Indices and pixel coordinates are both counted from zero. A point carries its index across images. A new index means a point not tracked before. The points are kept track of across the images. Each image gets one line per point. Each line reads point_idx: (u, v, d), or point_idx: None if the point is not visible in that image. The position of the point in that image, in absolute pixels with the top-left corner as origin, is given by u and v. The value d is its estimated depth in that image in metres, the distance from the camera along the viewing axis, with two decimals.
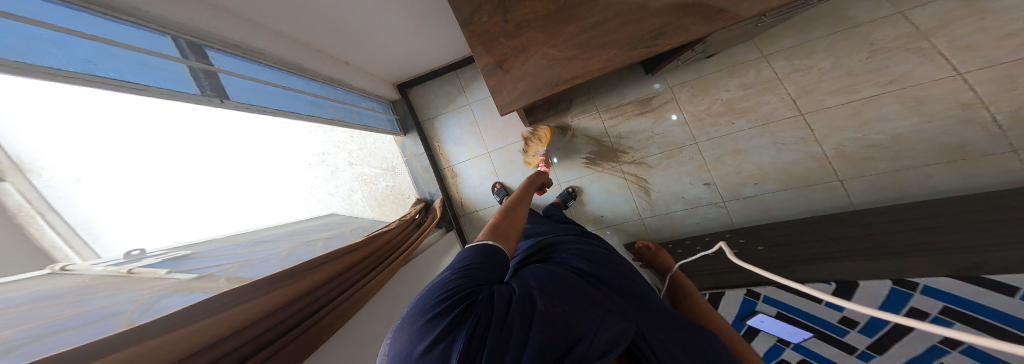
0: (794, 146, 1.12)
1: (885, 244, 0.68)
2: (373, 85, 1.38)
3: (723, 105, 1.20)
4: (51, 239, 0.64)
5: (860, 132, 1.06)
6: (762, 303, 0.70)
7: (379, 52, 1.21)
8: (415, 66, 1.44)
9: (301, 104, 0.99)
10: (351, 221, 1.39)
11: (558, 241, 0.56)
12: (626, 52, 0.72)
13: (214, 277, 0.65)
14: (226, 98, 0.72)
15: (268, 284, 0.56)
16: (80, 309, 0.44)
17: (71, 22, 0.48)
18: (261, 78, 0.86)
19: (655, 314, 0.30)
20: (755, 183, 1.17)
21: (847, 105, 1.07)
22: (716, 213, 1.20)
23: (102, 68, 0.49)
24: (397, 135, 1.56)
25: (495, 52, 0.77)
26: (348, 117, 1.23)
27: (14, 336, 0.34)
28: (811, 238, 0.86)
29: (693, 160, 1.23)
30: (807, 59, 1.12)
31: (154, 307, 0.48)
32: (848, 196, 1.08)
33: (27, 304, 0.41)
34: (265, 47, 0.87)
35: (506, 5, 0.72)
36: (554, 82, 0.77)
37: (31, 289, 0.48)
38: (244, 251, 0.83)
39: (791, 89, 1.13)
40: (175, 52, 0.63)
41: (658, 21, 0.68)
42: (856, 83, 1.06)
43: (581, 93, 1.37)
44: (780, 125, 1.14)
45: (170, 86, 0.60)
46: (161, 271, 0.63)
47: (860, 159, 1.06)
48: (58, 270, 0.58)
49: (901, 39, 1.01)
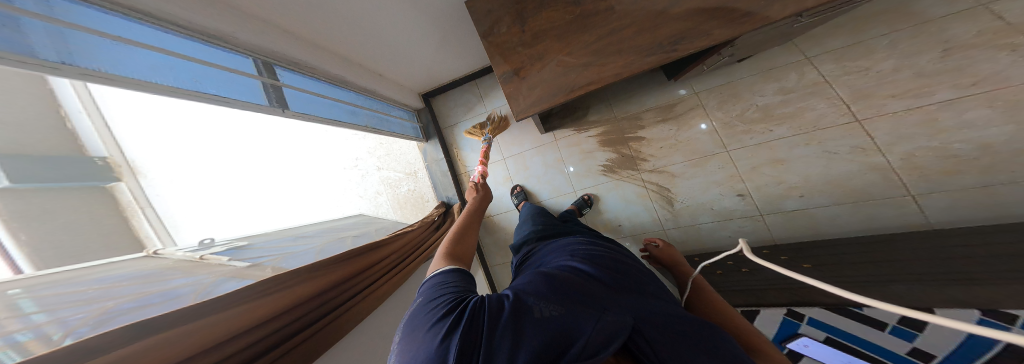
0: (849, 156, 0.99)
1: (962, 270, 0.58)
2: (401, 95, 1.49)
3: (758, 111, 1.12)
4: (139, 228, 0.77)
5: (934, 141, 0.91)
6: (807, 326, 0.62)
7: (405, 65, 1.31)
8: (439, 76, 1.53)
9: (341, 113, 1.10)
10: (377, 221, 1.48)
11: (564, 242, 0.54)
12: (644, 57, 0.70)
13: (263, 266, 0.73)
14: (287, 108, 0.84)
15: (307, 271, 0.62)
16: (160, 288, 0.52)
17: (186, 49, 0.61)
18: (313, 91, 0.98)
19: (656, 314, 0.30)
20: (800, 196, 1.05)
21: (916, 111, 0.93)
22: (753, 226, 1.10)
23: (201, 84, 0.62)
24: (420, 142, 1.66)
25: (512, 60, 0.80)
26: (380, 125, 1.34)
27: (106, 308, 0.41)
28: (866, 259, 0.75)
29: (724, 169, 1.14)
30: (860, 60, 1.01)
31: (213, 289, 0.54)
32: (922, 212, 0.93)
33: (111, 282, 0.50)
34: (320, 66, 0.99)
35: (525, 16, 0.76)
36: (569, 88, 0.77)
37: (128, 269, 0.58)
38: (287, 244, 0.92)
39: (842, 93, 1.02)
40: (253, 70, 0.76)
41: (679, 26, 0.67)
42: (926, 85, 0.93)
43: (599, 101, 1.36)
44: (828, 133, 1.02)
45: (248, 99, 0.72)
46: (225, 258, 0.72)
47: (933, 171, 0.91)
48: (150, 253, 0.71)
49: (985, 34, 0.88)
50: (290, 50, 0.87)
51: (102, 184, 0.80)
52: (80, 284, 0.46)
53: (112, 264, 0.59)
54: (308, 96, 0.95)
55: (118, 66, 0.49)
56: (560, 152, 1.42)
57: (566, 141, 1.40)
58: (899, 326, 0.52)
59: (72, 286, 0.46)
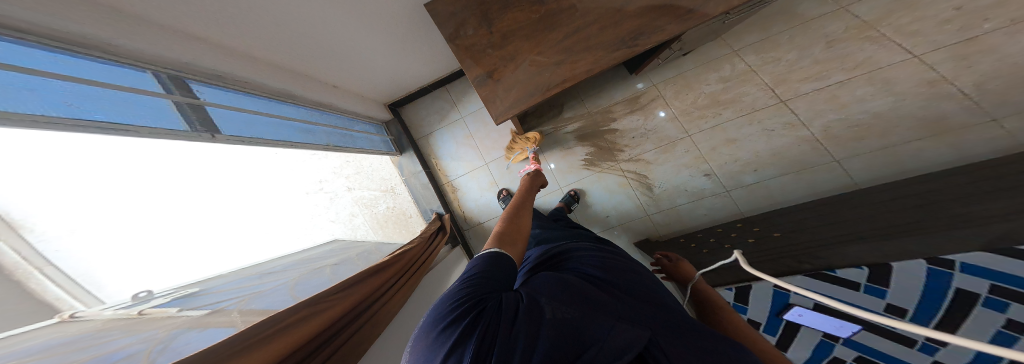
0: (784, 132, 1.12)
1: (882, 223, 0.69)
2: (364, 107, 1.43)
3: (707, 98, 1.22)
4: (53, 290, 0.65)
5: (841, 114, 1.06)
6: (795, 294, 0.68)
7: (361, 74, 1.26)
8: (404, 84, 1.49)
9: (293, 132, 1.04)
10: (359, 244, 1.39)
11: (572, 248, 0.54)
12: (611, 53, 0.73)
13: (228, 310, 0.64)
14: (217, 133, 0.73)
15: (311, 304, 0.59)
16: (101, 351, 0.44)
17: (82, 72, 0.51)
18: (246, 108, 0.87)
19: (671, 320, 0.29)
20: (754, 170, 1.15)
21: (823, 91, 1.08)
22: (722, 202, 1.18)
23: (83, 110, 0.48)
24: (394, 155, 1.60)
25: (484, 63, 0.80)
26: (342, 141, 1.27)
27: None
28: (814, 224, 0.85)
29: (689, 152, 1.23)
30: (773, 52, 1.16)
31: (173, 345, 0.48)
32: (848, 175, 1.04)
33: (35, 353, 0.41)
34: (253, 78, 0.91)
35: (490, 17, 0.77)
36: (545, 86, 0.78)
37: (42, 339, 0.47)
38: (250, 284, 0.81)
39: (767, 80, 1.15)
40: (157, 87, 0.63)
41: (635, 22, 0.71)
42: (822, 71, 1.09)
43: (571, 97, 1.41)
44: (765, 112, 1.15)
45: (161, 125, 0.60)
46: (172, 309, 0.62)
47: (848, 139, 1.04)
48: (65, 318, 0.58)
49: (852, 30, 1.06)
50: (205, 60, 0.75)
51: (4, 238, 0.67)
52: (1, 358, 0.39)
53: (25, 333, 0.49)
54: (245, 115, 0.85)
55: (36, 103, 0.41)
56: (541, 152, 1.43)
57: (546, 139, 1.43)
58: (871, 286, 0.58)
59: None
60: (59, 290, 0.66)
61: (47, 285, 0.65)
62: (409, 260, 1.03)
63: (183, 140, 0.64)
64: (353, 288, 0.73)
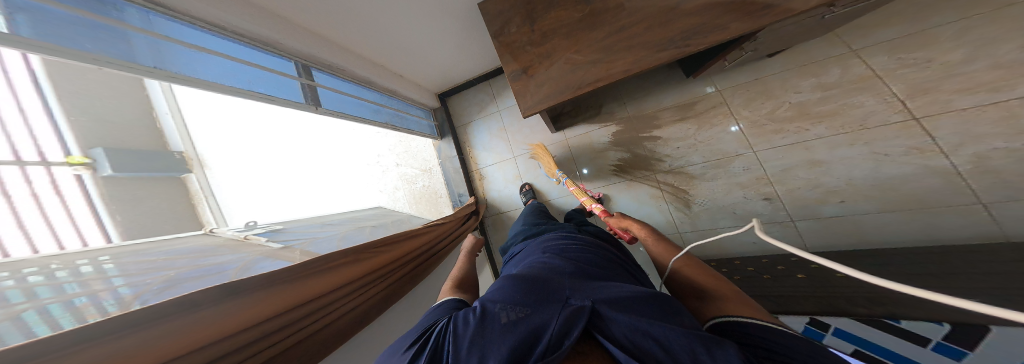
0: (904, 158, 0.89)
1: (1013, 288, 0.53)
2: (418, 94, 1.54)
3: (793, 109, 1.03)
4: (207, 215, 0.91)
5: (1014, 142, 0.78)
6: (832, 337, 0.63)
7: (430, 68, 1.41)
8: (455, 76, 1.58)
9: (368, 111, 1.21)
10: (394, 214, 1.58)
11: (537, 249, 0.58)
12: (656, 53, 0.69)
13: (293, 248, 0.80)
14: (319, 106, 0.93)
15: (356, 251, 0.71)
16: (211, 262, 0.59)
17: (260, 59, 0.78)
18: (340, 89, 1.06)
19: (612, 290, 0.33)
20: (840, 201, 0.96)
21: (993, 107, 0.81)
22: (783, 232, 1.02)
23: (253, 85, 0.74)
24: (435, 139, 1.73)
25: (522, 59, 0.83)
26: (399, 122, 1.42)
27: (174, 276, 0.48)
28: (895, 273, 0.70)
29: (750, 170, 1.07)
30: (922, 51, 0.90)
31: (253, 268, 0.61)
32: (997, 224, 0.79)
33: (177, 254, 0.59)
34: (346, 65, 1.06)
35: (534, 17, 0.82)
36: (575, 86, 0.76)
37: (187, 244, 0.67)
38: (313, 230, 1.00)
39: (897, 89, 0.91)
40: (293, 71, 0.87)
41: (690, 22, 0.66)
42: (1007, 77, 0.80)
43: (612, 99, 1.33)
44: (880, 132, 0.92)
45: (288, 97, 0.83)
46: (262, 239, 0.80)
47: (1017, 179, 0.78)
48: (207, 231, 0.80)
49: None
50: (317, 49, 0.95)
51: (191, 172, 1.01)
52: (157, 253, 0.56)
53: (175, 239, 0.69)
54: (338, 96, 1.04)
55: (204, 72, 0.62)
56: (569, 150, 1.40)
57: (576, 139, 1.39)
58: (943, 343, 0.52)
59: (156, 254, 0.56)
60: (210, 214, 0.92)
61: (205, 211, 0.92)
62: (441, 231, 1.16)
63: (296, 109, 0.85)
64: (395, 245, 0.86)
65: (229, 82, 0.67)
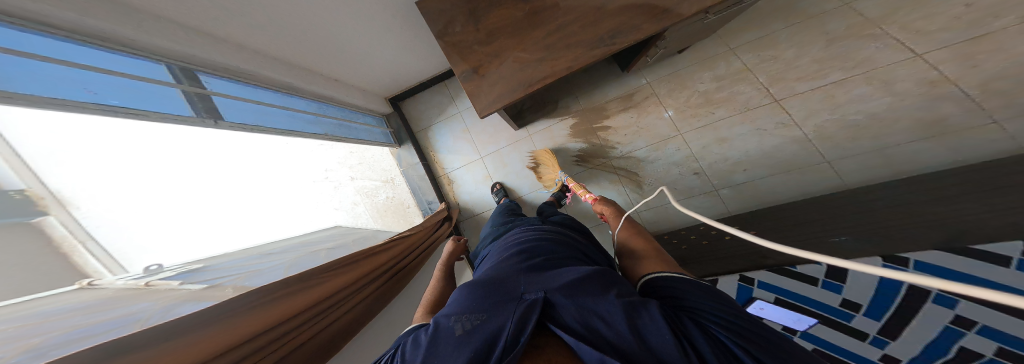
0: (776, 131, 1.12)
1: (868, 223, 0.73)
2: (365, 100, 1.46)
3: (701, 96, 1.22)
4: (92, 264, 0.68)
5: (836, 113, 1.05)
6: (758, 289, 0.75)
7: (366, 71, 1.34)
8: (406, 79, 1.53)
9: (294, 122, 1.10)
10: (356, 231, 1.45)
11: (500, 248, 0.61)
12: (591, 50, 0.75)
13: (223, 286, 0.69)
14: (219, 119, 0.80)
15: (299, 279, 0.63)
16: (111, 316, 0.48)
17: (98, 62, 0.61)
18: (245, 97, 0.92)
19: (563, 279, 0.38)
20: (744, 171, 1.15)
21: (819, 90, 1.08)
22: (711, 202, 1.19)
23: (98, 96, 0.57)
24: (392, 147, 1.64)
25: (471, 60, 0.85)
26: (341, 131, 1.32)
27: (51, 339, 0.39)
28: (793, 221, 0.89)
29: (680, 151, 1.24)
30: (770, 50, 1.16)
31: (172, 312, 0.51)
32: (839, 176, 1.03)
33: (61, 312, 0.47)
34: (254, 69, 0.95)
35: (477, 17, 0.84)
36: (527, 83, 0.80)
37: (73, 300, 0.53)
38: (250, 262, 0.87)
39: (763, 80, 1.15)
40: (169, 77, 0.73)
41: (613, 21, 0.74)
42: (821, 69, 1.09)
43: (566, 93, 1.42)
44: (759, 112, 1.14)
45: (168, 110, 0.68)
46: (175, 282, 0.68)
47: (843, 139, 1.04)
48: (84, 285, 0.60)
49: (852, 28, 1.08)
50: (214, 53, 0.82)
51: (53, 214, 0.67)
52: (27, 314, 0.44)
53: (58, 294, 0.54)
54: (249, 105, 0.93)
55: (32, 84, 0.48)
56: (535, 148, 1.46)
57: (539, 134, 1.45)
58: (828, 280, 0.64)
59: (26, 316, 0.43)
60: (97, 263, 0.69)
61: (88, 258, 0.68)
62: (409, 242, 1.12)
63: (186, 124, 0.71)
64: (355, 265, 0.80)
65: (63, 95, 0.51)
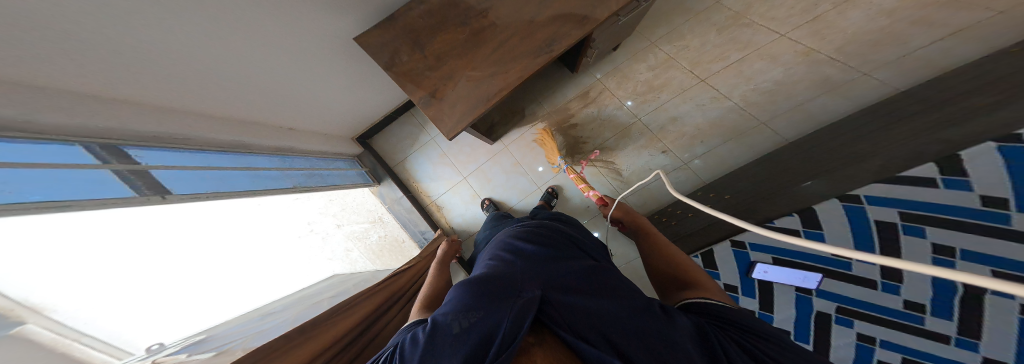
0: (712, 105, 1.25)
1: (809, 164, 0.98)
2: (330, 144, 1.50)
3: (643, 85, 1.34)
4: (96, 355, 0.52)
5: (750, 84, 1.23)
6: (754, 252, 0.94)
7: (322, 115, 1.38)
8: (367, 115, 1.61)
9: (251, 181, 1.03)
10: (354, 276, 1.38)
11: (494, 245, 0.65)
12: (534, 59, 0.88)
13: (233, 350, 0.64)
14: (166, 193, 0.70)
15: (299, 332, 0.63)
16: None
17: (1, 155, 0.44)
18: (182, 164, 0.80)
19: (562, 285, 0.41)
20: (702, 142, 1.24)
21: (731, 68, 1.25)
22: (685, 175, 1.25)
23: (21, 195, 0.44)
24: (373, 186, 1.66)
25: (426, 85, 0.91)
26: (309, 181, 1.32)
27: None
28: (751, 173, 1.12)
29: (643, 135, 1.32)
30: (681, 41, 1.34)
31: None
32: (777, 134, 1.18)
33: None
34: (202, 134, 0.88)
35: (422, 45, 0.92)
36: (484, 98, 0.89)
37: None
38: (253, 322, 0.78)
39: (684, 64, 1.30)
40: (92, 159, 0.58)
41: (547, 32, 0.89)
42: (721, 53, 1.28)
43: (529, 101, 1.50)
44: (692, 92, 1.27)
45: (105, 195, 0.57)
46: (183, 354, 0.59)
47: (763, 103, 1.20)
48: None
49: (729, 19, 1.31)
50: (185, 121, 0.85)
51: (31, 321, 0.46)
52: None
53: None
54: (186, 172, 0.79)
55: None
56: (512, 157, 1.51)
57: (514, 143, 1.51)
58: (807, 230, 0.87)
59: None
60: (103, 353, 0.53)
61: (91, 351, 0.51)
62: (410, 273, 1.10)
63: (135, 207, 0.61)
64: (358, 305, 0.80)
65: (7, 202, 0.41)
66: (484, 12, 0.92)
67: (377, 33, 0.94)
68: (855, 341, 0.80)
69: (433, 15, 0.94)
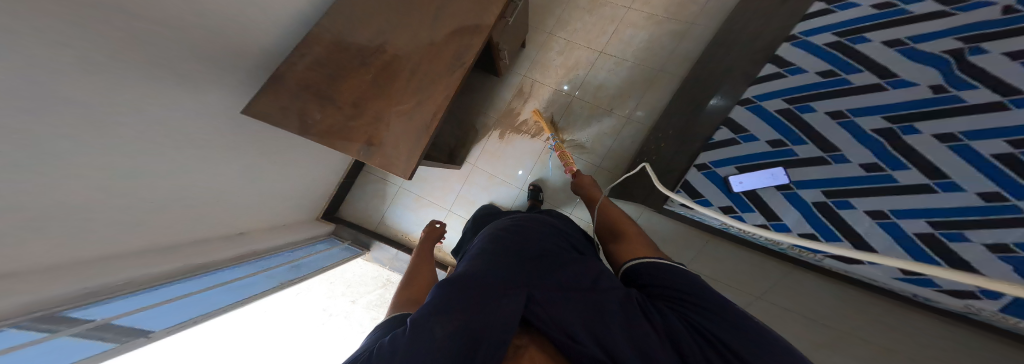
0: (616, 67, 1.82)
1: (706, 83, 1.46)
2: (295, 233, 1.44)
3: (561, 68, 1.87)
4: None
5: (633, 44, 1.82)
6: (721, 168, 1.10)
7: (277, 206, 1.34)
8: (319, 187, 1.60)
9: (230, 292, 0.97)
10: None
11: (476, 249, 0.67)
12: (451, 74, 0.99)
13: None
14: (150, 332, 0.67)
15: None
16: None
17: None
18: (146, 304, 0.72)
19: (548, 291, 0.45)
20: (630, 97, 1.79)
21: (615, 38, 1.84)
22: (632, 125, 1.77)
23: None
24: (366, 254, 1.72)
25: (360, 137, 0.94)
26: (289, 273, 1.27)
27: None
28: (679, 106, 1.59)
29: (585, 107, 1.83)
30: (567, 27, 1.90)
31: None
32: (668, 72, 1.77)
33: None
34: (161, 266, 0.79)
35: (327, 99, 0.95)
36: (425, 125, 0.95)
37: None
38: None
39: (585, 43, 1.87)
40: (32, 334, 0.50)
41: (453, 50, 1.02)
42: (600, 30, 1.86)
43: (480, 116, 1.88)
44: (600, 61, 1.84)
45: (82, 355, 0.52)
46: None
47: (650, 55, 1.80)
48: None
49: (593, 6, 1.89)
50: (179, 229, 0.88)
51: None
52: None
53: None
54: (154, 309, 0.73)
55: None
56: (485, 173, 1.83)
57: (491, 160, 1.85)
58: (745, 136, 1.06)
59: None
60: None
61: None
62: None
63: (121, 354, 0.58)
64: None
65: None
66: (380, 49, 1.01)
67: (269, 99, 0.92)
68: (876, 221, 0.78)
69: (327, 65, 0.98)
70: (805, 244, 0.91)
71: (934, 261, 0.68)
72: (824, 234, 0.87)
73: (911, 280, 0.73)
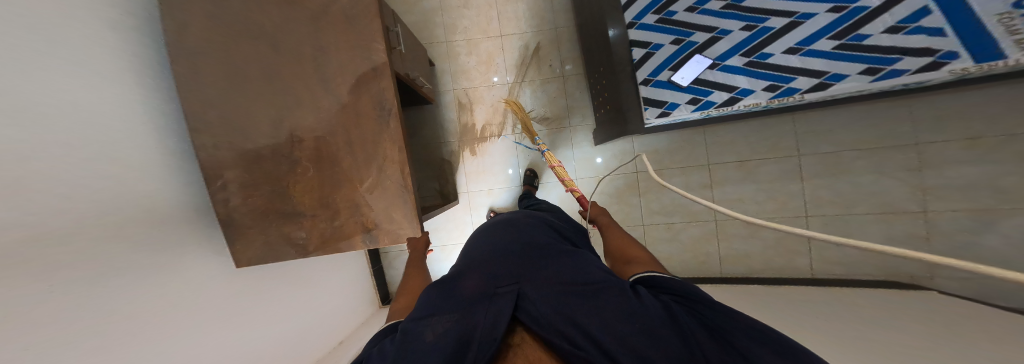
0: (522, 40, 1.80)
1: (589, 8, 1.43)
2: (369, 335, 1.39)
3: (479, 65, 1.80)
4: None
5: (522, 14, 1.81)
6: (659, 78, 1.13)
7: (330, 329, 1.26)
8: (353, 290, 1.50)
9: None
10: None
11: (472, 250, 0.69)
12: (385, 129, 0.80)
13: None
14: None
15: None
16: None
17: None
18: None
19: (541, 287, 0.47)
20: (553, 56, 1.79)
21: (503, 18, 1.81)
22: (566, 79, 1.77)
23: None
24: None
25: (358, 227, 0.84)
26: None
27: None
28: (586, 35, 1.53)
29: (524, 86, 1.79)
30: (456, 29, 1.82)
31: None
32: (568, 21, 1.78)
33: None
34: None
35: (296, 215, 0.83)
36: (400, 186, 0.81)
37: None
38: None
39: (481, 34, 1.81)
40: None
41: (369, 99, 0.80)
42: (487, 17, 1.81)
43: (441, 146, 1.77)
44: (508, 41, 1.81)
45: None
46: None
47: (541, 14, 1.80)
48: None
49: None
50: None
51: None
52: None
53: None
54: None
55: None
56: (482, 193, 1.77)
57: (480, 177, 1.77)
58: (654, 46, 1.11)
59: None
60: None
61: None
62: None
63: None
64: None
65: None
66: (294, 138, 0.80)
67: (247, 243, 0.85)
68: (798, 56, 0.96)
69: (260, 182, 0.81)
70: (778, 93, 1.02)
71: (891, 58, 0.89)
72: (777, 81, 1.01)
73: (882, 78, 0.92)
